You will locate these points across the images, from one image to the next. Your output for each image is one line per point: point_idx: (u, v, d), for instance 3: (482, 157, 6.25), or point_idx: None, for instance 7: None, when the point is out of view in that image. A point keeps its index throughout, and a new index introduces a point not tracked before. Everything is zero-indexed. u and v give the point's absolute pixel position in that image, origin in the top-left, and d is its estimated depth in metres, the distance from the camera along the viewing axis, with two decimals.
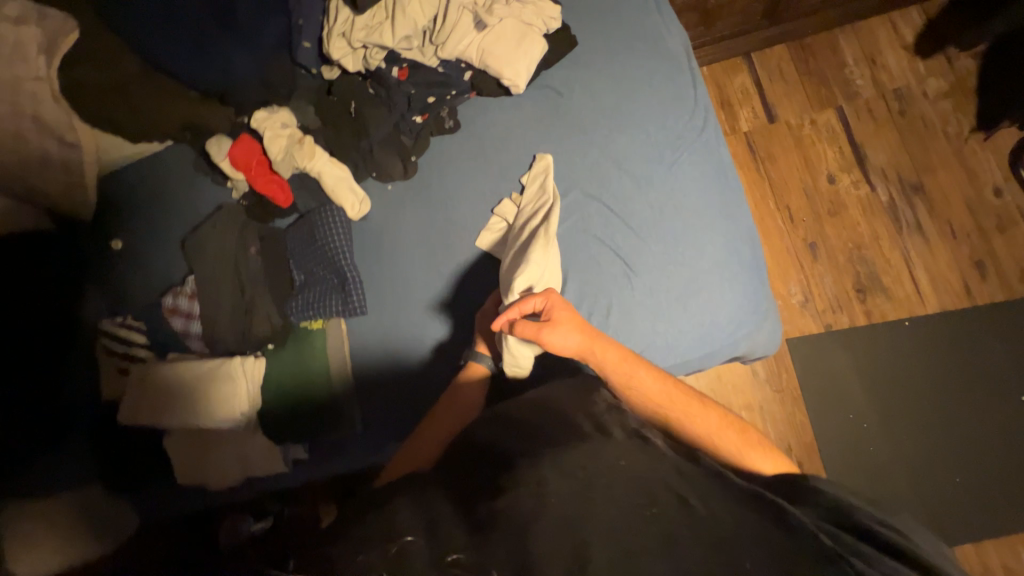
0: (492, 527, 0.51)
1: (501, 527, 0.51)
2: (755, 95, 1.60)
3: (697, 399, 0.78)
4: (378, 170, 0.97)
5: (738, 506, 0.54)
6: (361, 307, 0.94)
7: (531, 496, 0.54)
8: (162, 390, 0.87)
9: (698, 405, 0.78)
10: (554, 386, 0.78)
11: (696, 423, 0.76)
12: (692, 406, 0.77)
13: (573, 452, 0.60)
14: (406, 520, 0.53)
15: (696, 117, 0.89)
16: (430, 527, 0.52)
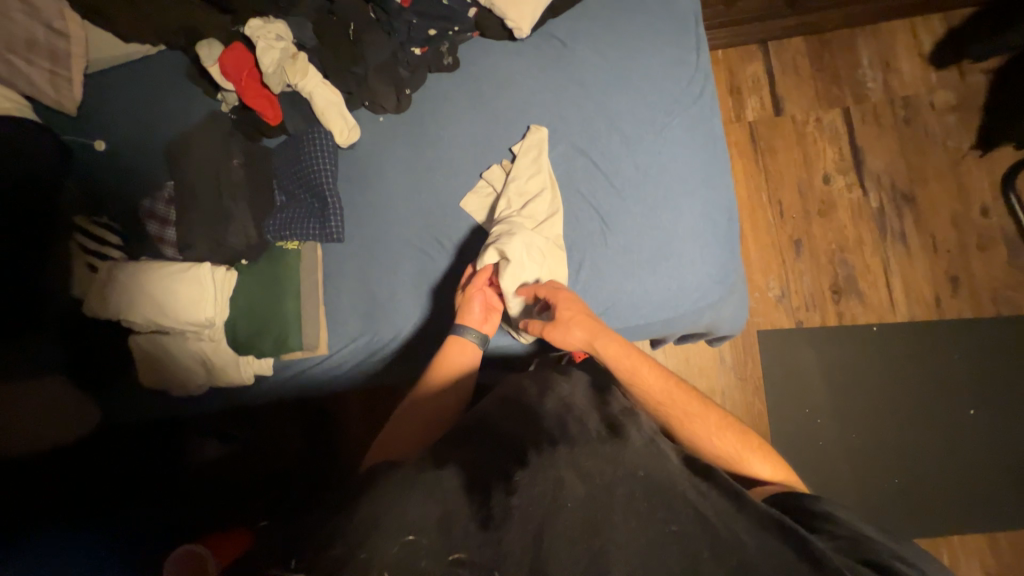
0: (505, 526, 0.51)
1: (513, 525, 0.52)
2: (766, 85, 1.58)
3: (698, 398, 0.78)
4: (371, 99, 0.96)
5: (758, 531, 0.54)
6: (339, 233, 0.94)
7: (546, 490, 0.54)
8: (122, 286, 0.83)
9: (699, 406, 0.77)
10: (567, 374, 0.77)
11: (697, 427, 0.75)
12: (693, 405, 0.76)
13: (591, 453, 0.58)
14: (416, 513, 0.52)
15: (695, 84, 0.89)
16: (440, 522, 0.51)
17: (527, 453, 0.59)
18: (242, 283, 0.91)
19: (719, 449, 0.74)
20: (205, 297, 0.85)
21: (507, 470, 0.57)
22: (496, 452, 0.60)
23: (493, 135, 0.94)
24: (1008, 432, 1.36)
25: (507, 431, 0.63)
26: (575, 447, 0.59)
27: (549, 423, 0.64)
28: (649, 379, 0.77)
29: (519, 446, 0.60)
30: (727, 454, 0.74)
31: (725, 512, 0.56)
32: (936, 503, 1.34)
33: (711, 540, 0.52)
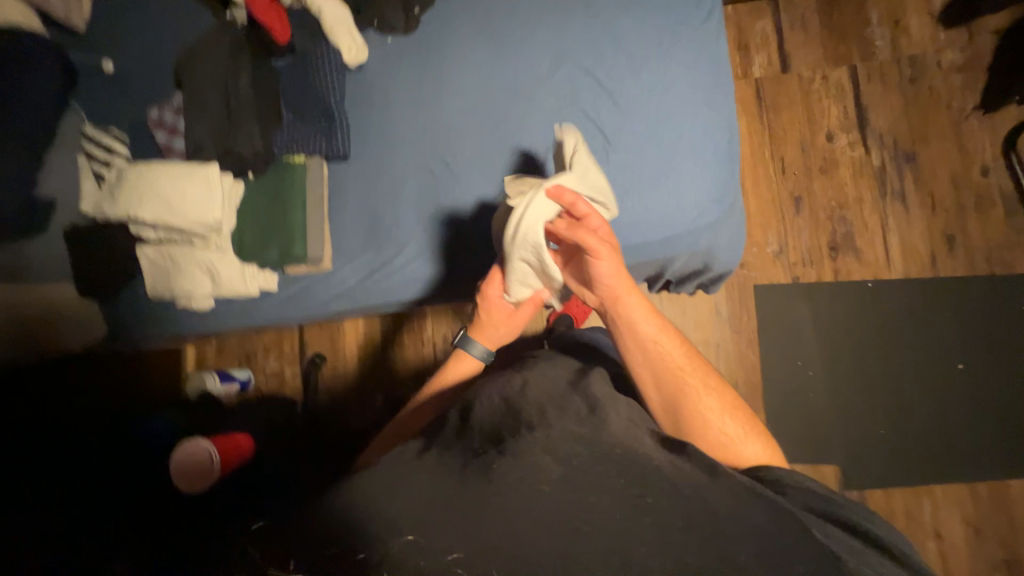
0: (486, 510, 0.56)
1: (495, 508, 0.56)
2: (774, 42, 1.58)
3: (710, 371, 0.81)
4: (380, 18, 0.96)
5: (741, 500, 0.58)
6: (344, 151, 0.96)
7: (530, 473, 0.58)
8: (136, 186, 0.86)
9: (711, 376, 0.80)
10: (555, 365, 0.79)
11: (704, 395, 0.77)
12: (707, 375, 0.80)
13: (560, 434, 0.62)
14: (410, 508, 0.57)
15: (702, 8, 0.90)
16: (433, 518, 0.56)
17: (505, 438, 0.63)
18: (252, 194, 0.94)
19: (717, 421, 0.75)
20: (211, 201, 0.86)
21: (486, 454, 0.62)
22: (477, 439, 0.65)
23: (500, 57, 0.94)
24: (995, 387, 1.39)
25: (489, 422, 0.68)
26: (552, 427, 0.62)
27: (528, 412, 0.66)
28: (660, 340, 0.80)
29: (499, 436, 0.64)
30: (719, 435, 0.74)
31: (702, 482, 0.59)
32: (919, 453, 1.38)
33: (691, 511, 0.56)
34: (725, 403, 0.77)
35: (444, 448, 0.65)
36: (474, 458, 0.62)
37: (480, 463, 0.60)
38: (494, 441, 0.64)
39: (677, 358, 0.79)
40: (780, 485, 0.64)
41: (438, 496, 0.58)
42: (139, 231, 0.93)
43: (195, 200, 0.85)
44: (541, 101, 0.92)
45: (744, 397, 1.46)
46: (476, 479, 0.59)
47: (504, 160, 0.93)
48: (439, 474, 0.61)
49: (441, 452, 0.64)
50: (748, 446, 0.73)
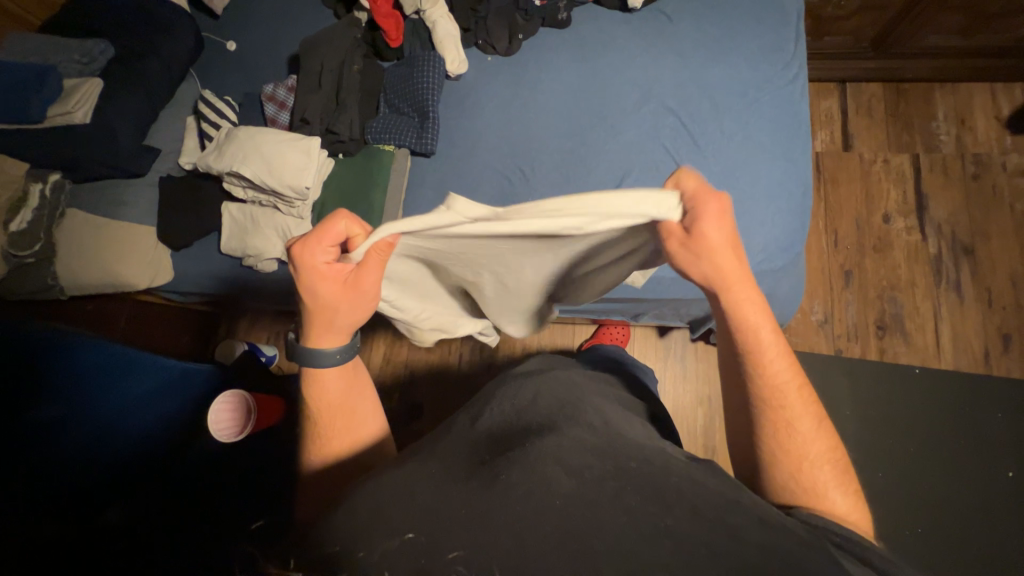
0: (489, 509, 0.42)
1: (497, 507, 0.42)
2: (838, 121, 1.63)
3: (815, 416, 0.57)
4: (485, 39, 1.06)
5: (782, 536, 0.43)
6: (431, 147, 1.00)
7: (535, 476, 0.44)
8: (241, 145, 0.93)
9: (811, 423, 0.57)
10: (564, 375, 0.66)
11: (791, 439, 0.56)
12: (804, 419, 0.57)
13: (566, 439, 0.49)
14: (403, 503, 0.43)
15: (787, 71, 0.96)
16: (438, 514, 0.42)
17: (509, 446, 0.50)
18: (336, 173, 1.01)
19: (802, 469, 0.55)
20: (307, 167, 0.92)
21: (491, 462, 0.48)
22: (481, 447, 0.51)
23: (591, 86, 1.01)
24: None
25: (490, 430, 0.54)
26: (564, 436, 0.50)
27: (534, 419, 0.55)
28: (758, 351, 0.58)
29: (504, 445, 0.50)
30: (798, 475, 0.55)
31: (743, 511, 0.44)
32: (961, 560, 1.27)
33: (714, 540, 0.40)
34: (823, 445, 0.56)
35: (439, 449, 0.52)
36: (478, 468, 0.47)
37: (483, 473, 0.46)
38: (501, 449, 0.50)
39: (780, 382, 0.58)
40: (812, 522, 0.50)
41: (438, 500, 0.43)
42: (230, 189, 1.00)
43: (291, 164, 0.92)
44: (623, 131, 0.97)
45: None
46: (476, 489, 0.44)
47: (579, 175, 0.96)
48: (444, 482, 0.46)
49: (440, 456, 0.50)
50: (836, 496, 0.54)
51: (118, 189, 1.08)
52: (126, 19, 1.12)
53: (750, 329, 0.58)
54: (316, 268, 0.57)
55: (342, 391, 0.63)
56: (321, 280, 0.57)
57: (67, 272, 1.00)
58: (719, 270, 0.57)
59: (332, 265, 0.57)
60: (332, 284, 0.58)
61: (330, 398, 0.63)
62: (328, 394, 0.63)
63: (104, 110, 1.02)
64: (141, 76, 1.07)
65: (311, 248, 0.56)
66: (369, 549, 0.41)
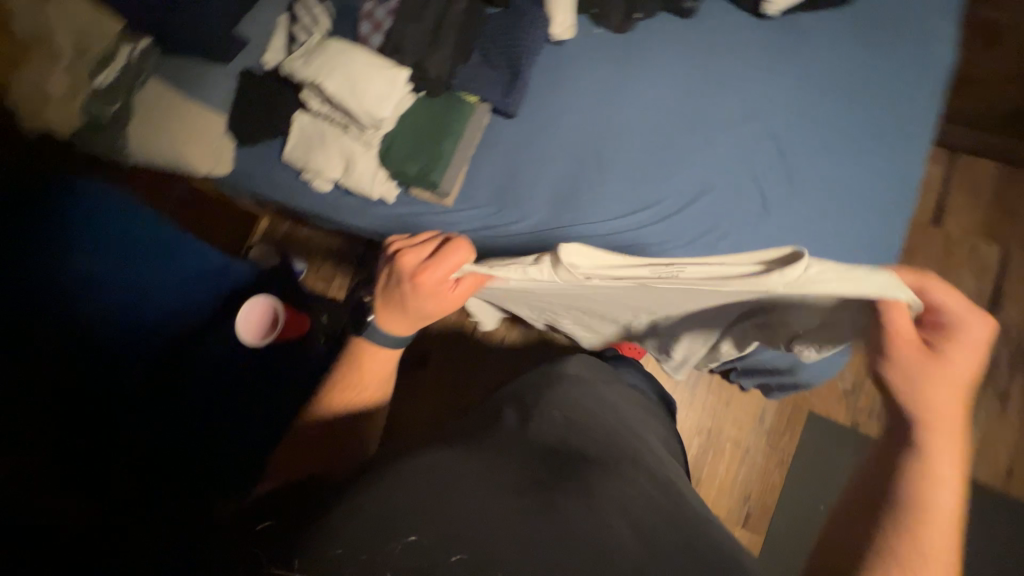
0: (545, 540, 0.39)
1: (552, 540, 0.39)
2: (936, 191, 1.51)
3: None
4: (600, 8, 0.98)
5: None
6: (514, 110, 0.97)
7: (594, 519, 0.42)
8: (331, 60, 0.91)
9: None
10: (617, 417, 0.65)
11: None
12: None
13: (625, 489, 0.47)
14: (456, 504, 0.42)
15: (912, 128, 0.88)
16: (490, 528, 0.40)
17: (562, 466, 0.49)
18: (415, 111, 0.98)
19: None
20: (389, 99, 0.90)
21: (548, 484, 0.46)
22: (537, 462, 0.49)
23: (698, 90, 0.94)
24: None
25: (548, 447, 0.53)
26: (625, 484, 0.48)
27: (591, 451, 0.53)
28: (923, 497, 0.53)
29: (562, 468, 0.49)
30: None
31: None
32: None
33: None
34: None
35: (498, 454, 0.50)
36: (534, 485, 0.45)
37: (539, 495, 0.44)
38: (559, 472, 0.48)
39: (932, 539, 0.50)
40: None
41: (491, 507, 0.42)
42: (306, 99, 0.99)
43: (375, 92, 0.90)
44: (716, 144, 0.91)
45: (751, 514, 1.42)
46: (535, 510, 0.42)
47: (657, 179, 0.91)
48: (498, 490, 0.44)
49: (494, 458, 0.49)
50: None
51: (199, 70, 1.08)
52: None
53: (934, 473, 0.54)
54: (423, 285, 0.70)
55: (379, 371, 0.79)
56: (426, 300, 0.72)
57: (138, 142, 1.04)
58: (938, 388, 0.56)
59: (440, 286, 0.71)
60: (433, 299, 0.72)
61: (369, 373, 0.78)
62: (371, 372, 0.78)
63: None
64: None
65: (428, 276, 0.69)
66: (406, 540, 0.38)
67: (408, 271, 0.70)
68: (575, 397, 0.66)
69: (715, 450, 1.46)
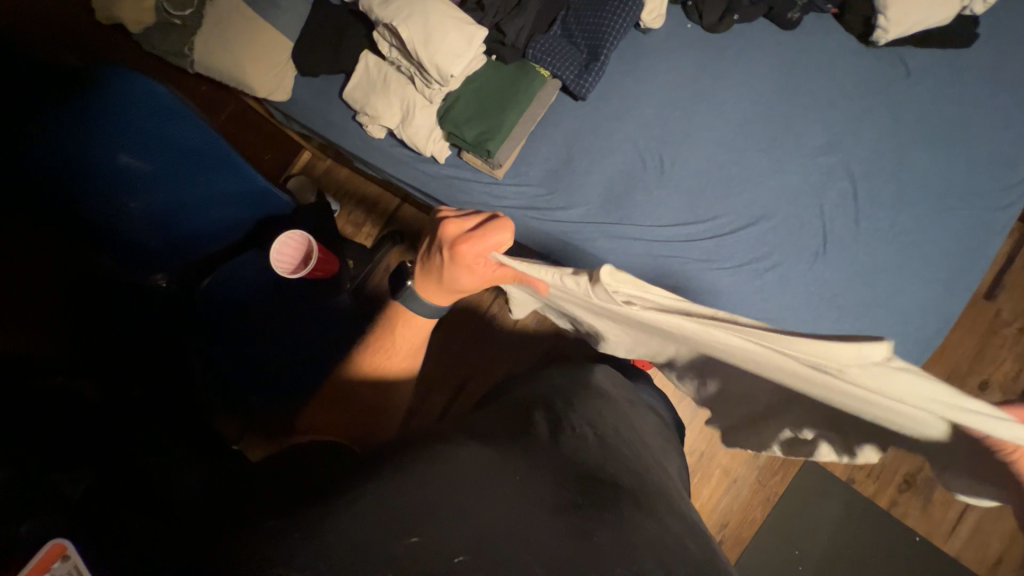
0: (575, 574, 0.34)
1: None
2: (998, 263, 1.42)
3: None
4: (697, 2, 0.92)
5: None
6: (585, 93, 0.93)
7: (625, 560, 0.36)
8: (408, 2, 0.88)
9: None
10: (644, 450, 0.61)
11: None
12: None
13: (658, 529, 0.42)
14: (476, 514, 0.37)
15: (995, 198, 0.83)
16: (510, 545, 0.35)
17: (592, 486, 0.44)
18: (483, 74, 0.95)
19: None
20: (460, 57, 0.87)
21: (582, 509, 0.41)
22: (567, 475, 0.45)
23: (783, 110, 0.89)
24: None
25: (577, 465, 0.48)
26: (661, 525, 0.43)
27: (625, 480, 0.48)
28: None
29: (595, 491, 0.44)
30: None
31: None
32: None
33: None
34: None
35: (524, 462, 0.46)
36: (565, 509, 0.40)
37: (572, 520, 0.39)
38: (590, 494, 0.43)
39: None
40: None
41: (516, 522, 0.37)
42: (376, 40, 0.97)
43: (447, 46, 0.87)
44: (788, 171, 0.86)
45: (724, 541, 1.43)
46: (565, 535, 0.37)
47: (719, 194, 0.88)
48: (524, 504, 0.40)
49: (522, 464, 0.45)
50: None
51: None
52: None
53: None
54: (465, 261, 0.68)
55: (414, 341, 0.81)
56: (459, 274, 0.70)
57: (201, 47, 1.02)
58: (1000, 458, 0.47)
59: (477, 263, 0.68)
60: (469, 274, 0.69)
61: (406, 341, 0.80)
62: (406, 341, 0.80)
63: None
64: None
65: (468, 248, 0.67)
66: (422, 538, 0.34)
67: (451, 248, 0.68)
68: (608, 423, 0.62)
69: (703, 476, 1.44)
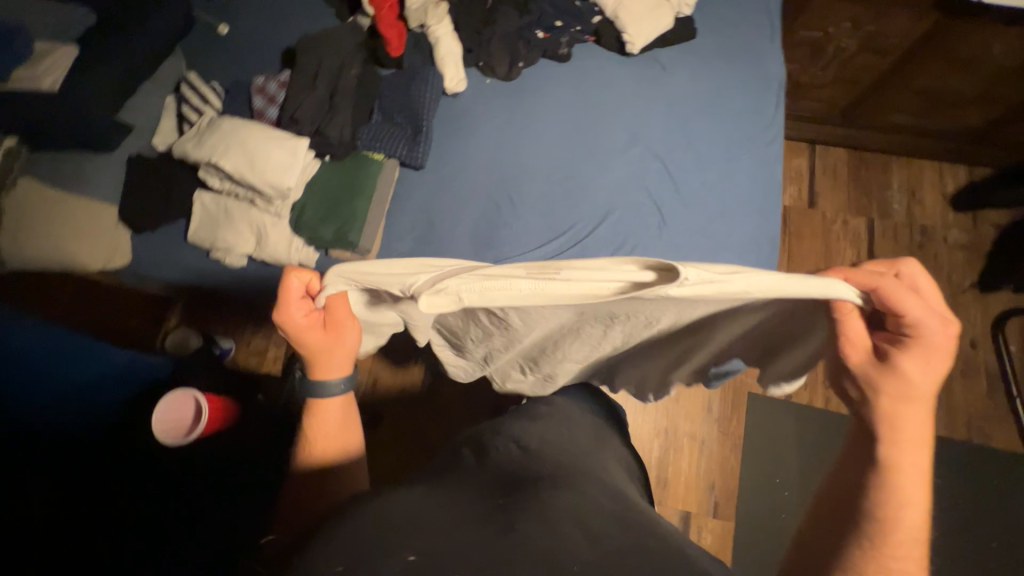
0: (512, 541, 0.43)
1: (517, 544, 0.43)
2: (806, 179, 1.74)
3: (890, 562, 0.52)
4: (486, 61, 1.07)
5: None
6: (422, 160, 1.01)
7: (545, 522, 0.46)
8: (221, 136, 0.90)
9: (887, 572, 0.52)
10: (564, 441, 0.73)
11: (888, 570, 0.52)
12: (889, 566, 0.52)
13: (574, 495, 0.54)
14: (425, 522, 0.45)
15: (766, 134, 1.02)
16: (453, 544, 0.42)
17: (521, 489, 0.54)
18: (321, 176, 0.98)
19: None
20: (290, 168, 0.90)
21: (507, 505, 0.50)
22: (495, 489, 0.54)
23: (587, 123, 1.04)
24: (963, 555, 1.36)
25: (503, 477, 0.58)
26: (577, 494, 0.54)
27: (545, 472, 0.59)
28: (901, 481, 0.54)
29: (519, 488, 0.54)
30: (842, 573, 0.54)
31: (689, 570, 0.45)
32: None
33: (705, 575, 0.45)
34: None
35: (455, 488, 0.55)
36: (496, 509, 0.49)
37: (502, 519, 0.47)
38: (518, 491, 0.54)
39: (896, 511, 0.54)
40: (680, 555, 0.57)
41: (458, 530, 0.44)
42: (204, 179, 0.97)
43: (272, 163, 0.89)
44: (611, 169, 1.00)
45: (719, 501, 1.48)
46: (495, 527, 0.45)
47: (565, 207, 0.98)
48: (462, 515, 0.47)
49: (456, 490, 0.54)
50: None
51: (80, 162, 1.02)
52: None
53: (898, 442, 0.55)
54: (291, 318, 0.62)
55: (337, 420, 0.75)
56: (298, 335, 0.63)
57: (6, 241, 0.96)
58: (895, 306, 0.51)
59: (301, 315, 0.62)
60: (307, 330, 0.64)
61: (326, 426, 0.74)
62: (324, 426, 0.74)
63: (76, 80, 0.96)
64: (120, 47, 1.01)
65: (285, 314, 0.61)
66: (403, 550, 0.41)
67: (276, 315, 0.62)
68: (530, 433, 0.73)
69: (675, 447, 1.52)
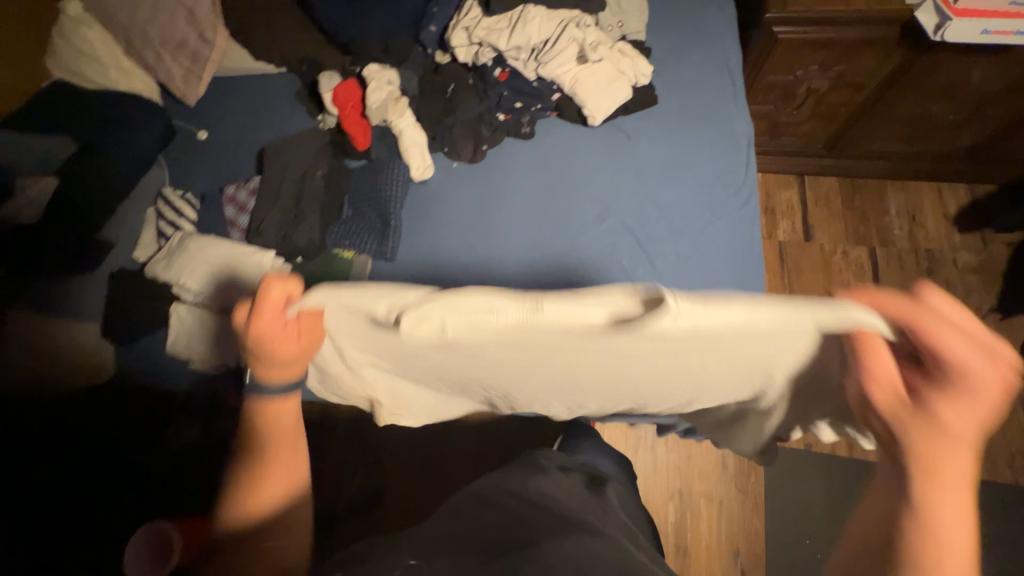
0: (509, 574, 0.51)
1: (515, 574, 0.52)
2: (798, 211, 1.70)
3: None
4: (451, 147, 1.08)
5: None
6: (391, 253, 1.01)
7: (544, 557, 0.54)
8: (190, 260, 0.94)
9: None
10: (566, 486, 0.79)
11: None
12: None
13: (573, 535, 0.60)
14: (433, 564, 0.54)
15: (740, 196, 1.00)
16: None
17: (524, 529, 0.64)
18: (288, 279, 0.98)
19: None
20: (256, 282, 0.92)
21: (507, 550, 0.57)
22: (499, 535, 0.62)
23: (556, 194, 1.03)
24: None
25: (509, 523, 0.64)
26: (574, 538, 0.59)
27: (549, 513, 0.67)
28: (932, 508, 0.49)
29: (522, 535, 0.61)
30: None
31: None
32: None
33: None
34: None
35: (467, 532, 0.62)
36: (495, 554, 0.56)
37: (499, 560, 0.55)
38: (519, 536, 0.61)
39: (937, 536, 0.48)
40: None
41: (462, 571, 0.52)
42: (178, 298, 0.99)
43: (239, 279, 0.92)
44: (582, 243, 0.98)
45: (747, 569, 1.37)
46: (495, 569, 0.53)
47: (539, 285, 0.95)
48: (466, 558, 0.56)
49: (464, 537, 0.61)
50: None
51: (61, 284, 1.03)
52: (94, 115, 1.12)
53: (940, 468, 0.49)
54: (265, 323, 0.58)
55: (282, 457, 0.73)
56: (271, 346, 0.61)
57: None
58: (899, 321, 0.48)
59: (280, 329, 0.60)
60: (281, 345, 0.62)
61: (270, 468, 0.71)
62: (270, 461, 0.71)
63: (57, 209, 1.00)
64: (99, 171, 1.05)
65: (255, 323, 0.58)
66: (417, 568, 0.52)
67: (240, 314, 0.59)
68: (545, 476, 0.80)
69: (692, 511, 1.42)
